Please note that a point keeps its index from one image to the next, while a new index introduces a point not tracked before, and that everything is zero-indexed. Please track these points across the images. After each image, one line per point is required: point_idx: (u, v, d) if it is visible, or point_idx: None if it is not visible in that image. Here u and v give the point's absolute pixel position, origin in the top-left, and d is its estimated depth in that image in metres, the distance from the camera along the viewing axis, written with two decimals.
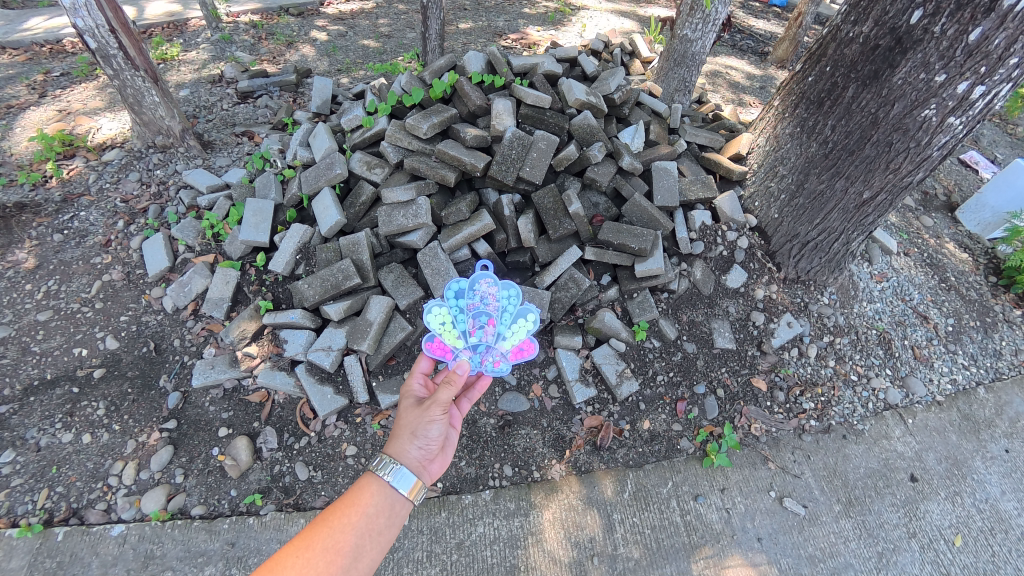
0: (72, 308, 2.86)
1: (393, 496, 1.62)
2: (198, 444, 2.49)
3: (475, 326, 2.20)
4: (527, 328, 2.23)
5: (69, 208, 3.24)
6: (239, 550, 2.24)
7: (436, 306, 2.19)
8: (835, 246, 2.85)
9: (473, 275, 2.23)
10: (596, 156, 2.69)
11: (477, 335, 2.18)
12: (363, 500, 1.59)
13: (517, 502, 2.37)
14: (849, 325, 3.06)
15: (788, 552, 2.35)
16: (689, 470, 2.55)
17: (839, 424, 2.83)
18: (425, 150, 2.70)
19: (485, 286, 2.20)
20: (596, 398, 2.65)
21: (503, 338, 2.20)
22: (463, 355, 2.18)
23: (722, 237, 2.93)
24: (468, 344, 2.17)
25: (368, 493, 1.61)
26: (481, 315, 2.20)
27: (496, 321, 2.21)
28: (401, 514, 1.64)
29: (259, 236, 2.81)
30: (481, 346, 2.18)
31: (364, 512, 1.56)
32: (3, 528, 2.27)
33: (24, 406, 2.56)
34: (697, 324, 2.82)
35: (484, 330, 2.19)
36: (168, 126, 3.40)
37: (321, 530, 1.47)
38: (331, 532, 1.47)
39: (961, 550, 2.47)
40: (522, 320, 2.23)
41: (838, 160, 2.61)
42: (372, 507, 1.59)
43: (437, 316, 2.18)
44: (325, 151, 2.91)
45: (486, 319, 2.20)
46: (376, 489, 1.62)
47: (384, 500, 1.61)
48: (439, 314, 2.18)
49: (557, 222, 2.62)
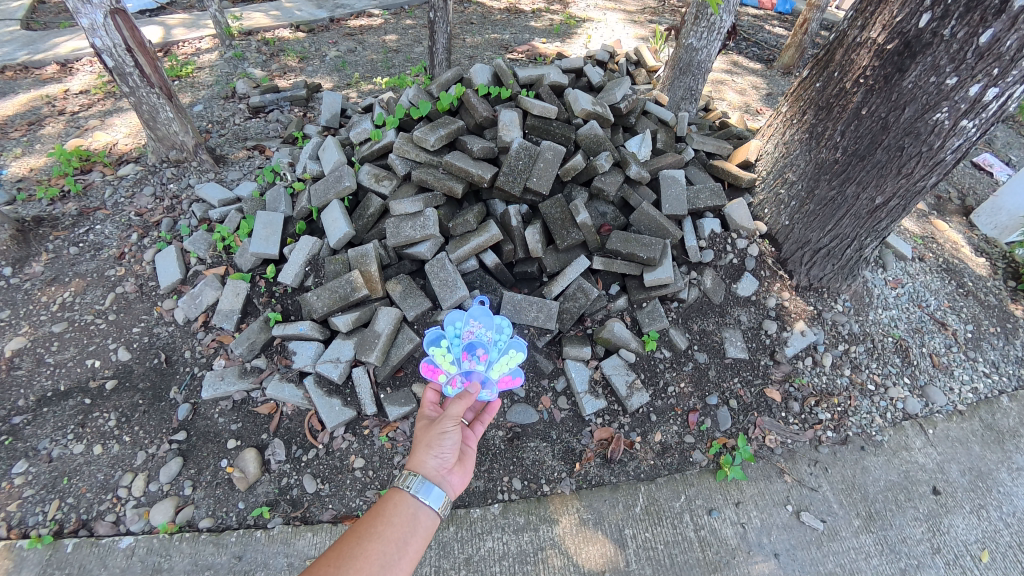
0: (86, 320, 2.91)
1: (416, 505, 1.61)
2: (206, 456, 2.51)
3: (480, 355, 2.14)
4: (438, 346, 2.15)
5: (85, 222, 3.33)
6: (245, 564, 2.23)
7: (514, 355, 2.17)
8: (848, 253, 2.82)
9: (474, 314, 2.19)
10: (604, 166, 2.64)
11: (468, 361, 2.12)
12: (386, 510, 1.58)
13: (526, 516, 2.34)
14: (865, 333, 3.00)
15: (807, 569, 2.29)
16: (703, 484, 2.49)
17: (857, 435, 2.76)
18: (433, 162, 2.67)
19: (467, 332, 2.16)
20: (607, 410, 2.61)
21: (453, 362, 2.12)
22: (490, 369, 2.12)
23: (732, 244, 2.86)
24: (480, 372, 2.10)
25: (391, 504, 1.61)
26: (472, 346, 2.14)
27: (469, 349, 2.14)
28: (427, 526, 1.62)
29: (269, 248, 2.81)
30: (475, 375, 2.10)
31: (389, 522, 1.56)
32: (14, 539, 2.30)
33: (38, 416, 2.62)
34: (708, 333, 2.77)
35: (472, 359, 2.13)
36: (181, 141, 3.47)
37: (348, 540, 1.46)
38: (358, 541, 1.46)
39: (988, 567, 2.39)
40: (434, 352, 2.13)
41: (849, 166, 2.58)
42: (397, 517, 1.58)
43: (515, 353, 2.17)
44: (333, 164, 2.88)
45: (479, 350, 2.14)
46: (399, 499, 1.62)
47: (408, 509, 1.61)
48: (515, 352, 2.18)
49: (564, 232, 2.59)
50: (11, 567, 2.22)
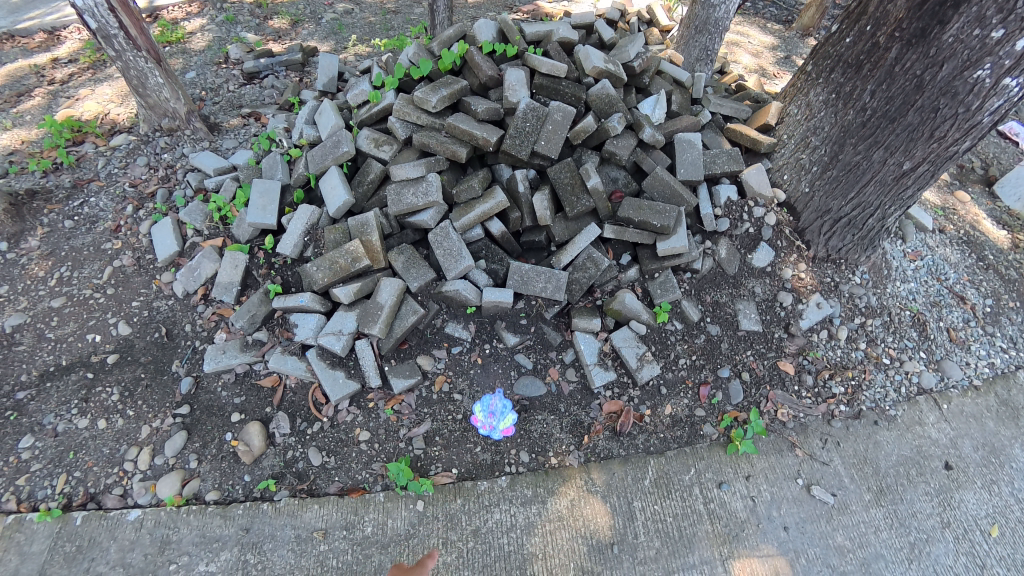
0: (84, 295, 2.85)
1: None
2: (210, 430, 2.49)
3: (496, 413, 2.44)
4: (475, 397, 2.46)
5: (79, 195, 3.23)
6: (253, 536, 2.24)
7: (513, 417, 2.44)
8: (870, 222, 2.68)
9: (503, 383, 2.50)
10: (616, 128, 2.49)
11: (488, 415, 2.43)
12: None
13: (533, 489, 2.32)
14: (882, 306, 2.90)
15: (815, 542, 2.28)
16: (713, 457, 2.45)
17: (870, 409, 2.70)
18: (435, 125, 2.53)
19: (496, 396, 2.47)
20: (616, 382, 2.54)
21: (481, 410, 2.44)
22: (498, 423, 2.43)
23: (749, 213, 2.73)
24: (491, 423, 2.43)
25: None
26: (496, 406, 2.45)
27: (502, 410, 2.45)
28: None
29: (266, 218, 2.71)
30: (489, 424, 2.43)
31: None
32: (25, 512, 2.33)
33: (42, 391, 2.60)
34: (721, 305, 2.68)
35: (491, 415, 2.44)
36: (173, 109, 3.32)
37: None
38: None
39: (998, 541, 2.37)
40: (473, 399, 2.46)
41: (877, 129, 2.42)
42: None
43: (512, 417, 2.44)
44: (331, 129, 2.75)
45: (497, 409, 2.45)
46: None
47: None
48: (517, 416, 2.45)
49: (574, 199, 2.48)
50: (24, 540, 2.26)
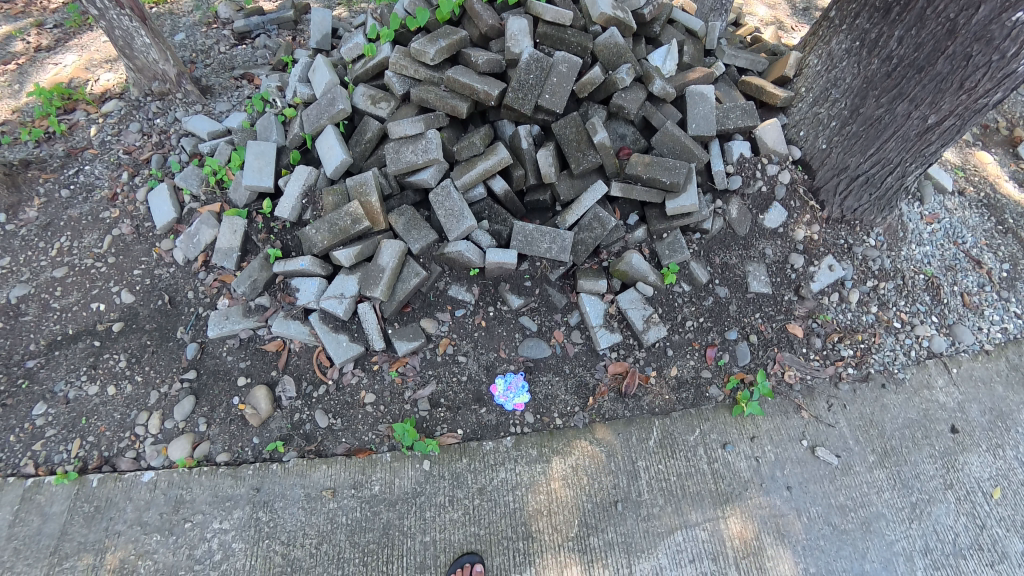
0: (86, 264, 2.83)
1: None
2: (218, 394, 2.51)
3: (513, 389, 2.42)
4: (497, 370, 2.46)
5: (73, 163, 3.16)
6: (264, 495, 2.29)
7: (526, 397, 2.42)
8: (889, 181, 2.57)
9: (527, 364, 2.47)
10: (624, 80, 2.38)
11: (507, 387, 2.42)
12: None
13: (538, 448, 2.34)
14: (895, 269, 2.82)
15: (818, 501, 2.30)
16: (718, 419, 2.45)
17: (879, 372, 2.67)
18: (434, 78, 2.42)
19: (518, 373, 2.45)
20: (622, 344, 2.52)
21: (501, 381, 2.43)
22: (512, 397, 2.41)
23: (762, 171, 2.63)
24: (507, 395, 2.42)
25: None
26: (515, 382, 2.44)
27: (522, 389, 2.43)
28: None
29: (263, 181, 2.65)
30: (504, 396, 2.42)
31: None
32: (43, 475, 2.39)
33: (51, 360, 2.61)
34: (731, 266, 2.62)
35: (508, 389, 2.43)
36: (163, 71, 3.19)
37: None
38: None
39: (999, 503, 2.38)
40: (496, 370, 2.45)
41: (903, 79, 2.28)
42: None
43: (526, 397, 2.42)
44: (326, 86, 2.64)
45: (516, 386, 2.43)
46: None
47: None
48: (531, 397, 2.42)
49: (580, 156, 2.39)
50: (44, 501, 2.33)
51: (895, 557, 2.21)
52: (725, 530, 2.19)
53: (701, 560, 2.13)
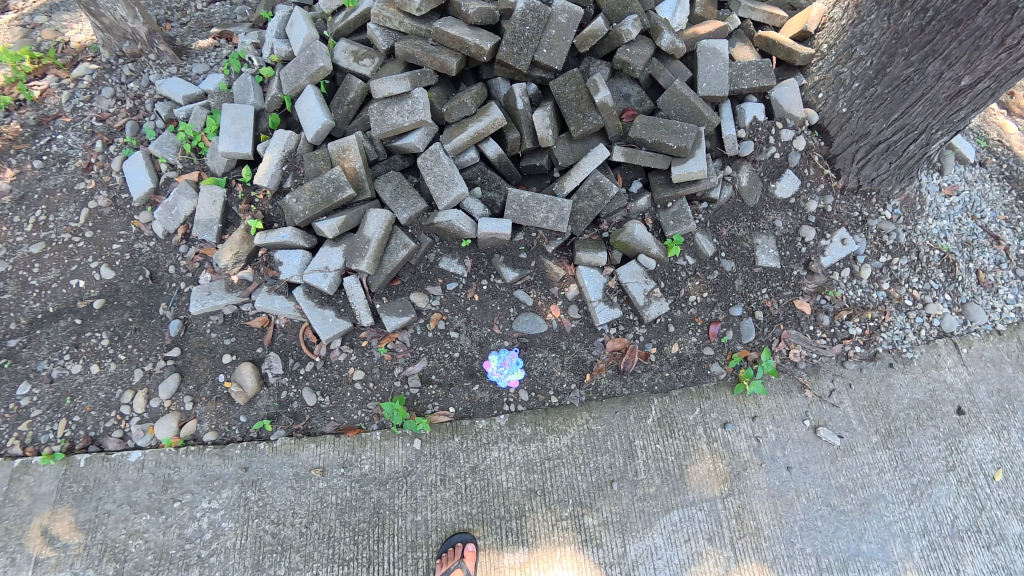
0: (63, 239, 2.70)
1: None
2: (203, 371, 2.42)
3: (507, 365, 2.32)
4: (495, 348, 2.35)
5: (45, 132, 2.97)
6: (253, 473, 2.23)
7: (519, 372, 2.32)
8: (912, 149, 2.40)
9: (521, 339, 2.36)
10: (630, 32, 2.19)
11: (501, 363, 2.32)
12: None
13: (533, 427, 2.27)
14: (910, 244, 2.67)
15: (819, 481, 2.24)
16: (719, 397, 2.37)
17: (887, 351, 2.57)
18: (419, 31, 2.25)
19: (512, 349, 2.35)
20: (621, 320, 2.41)
21: (496, 358, 2.33)
22: (506, 373, 2.31)
23: (776, 136, 2.46)
24: (501, 372, 2.32)
25: None
26: (510, 357, 2.33)
27: (516, 365, 2.32)
28: None
29: (241, 146, 2.49)
30: (499, 373, 2.32)
31: None
32: (30, 455, 2.34)
33: (32, 338, 2.52)
34: (738, 239, 2.48)
35: (503, 365, 2.32)
36: (132, 29, 2.95)
37: None
38: None
39: (1001, 485, 2.32)
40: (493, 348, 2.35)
41: (937, 34, 2.05)
42: None
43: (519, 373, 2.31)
44: (305, 41, 2.44)
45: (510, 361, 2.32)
46: None
47: None
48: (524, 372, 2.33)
49: (579, 117, 2.22)
50: (33, 481, 2.28)
51: (893, 537, 2.17)
52: (722, 510, 2.15)
53: (697, 538, 2.10)
